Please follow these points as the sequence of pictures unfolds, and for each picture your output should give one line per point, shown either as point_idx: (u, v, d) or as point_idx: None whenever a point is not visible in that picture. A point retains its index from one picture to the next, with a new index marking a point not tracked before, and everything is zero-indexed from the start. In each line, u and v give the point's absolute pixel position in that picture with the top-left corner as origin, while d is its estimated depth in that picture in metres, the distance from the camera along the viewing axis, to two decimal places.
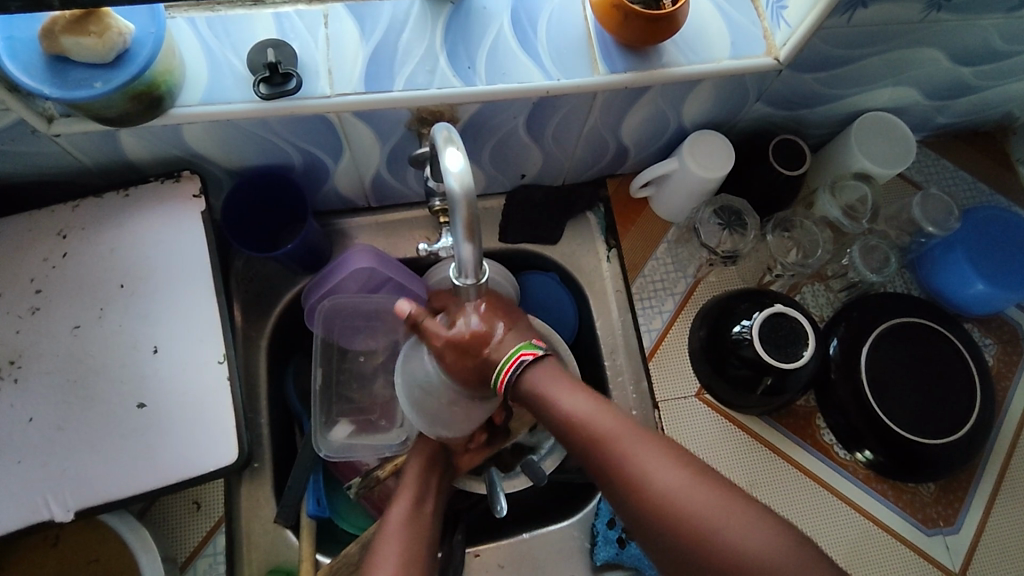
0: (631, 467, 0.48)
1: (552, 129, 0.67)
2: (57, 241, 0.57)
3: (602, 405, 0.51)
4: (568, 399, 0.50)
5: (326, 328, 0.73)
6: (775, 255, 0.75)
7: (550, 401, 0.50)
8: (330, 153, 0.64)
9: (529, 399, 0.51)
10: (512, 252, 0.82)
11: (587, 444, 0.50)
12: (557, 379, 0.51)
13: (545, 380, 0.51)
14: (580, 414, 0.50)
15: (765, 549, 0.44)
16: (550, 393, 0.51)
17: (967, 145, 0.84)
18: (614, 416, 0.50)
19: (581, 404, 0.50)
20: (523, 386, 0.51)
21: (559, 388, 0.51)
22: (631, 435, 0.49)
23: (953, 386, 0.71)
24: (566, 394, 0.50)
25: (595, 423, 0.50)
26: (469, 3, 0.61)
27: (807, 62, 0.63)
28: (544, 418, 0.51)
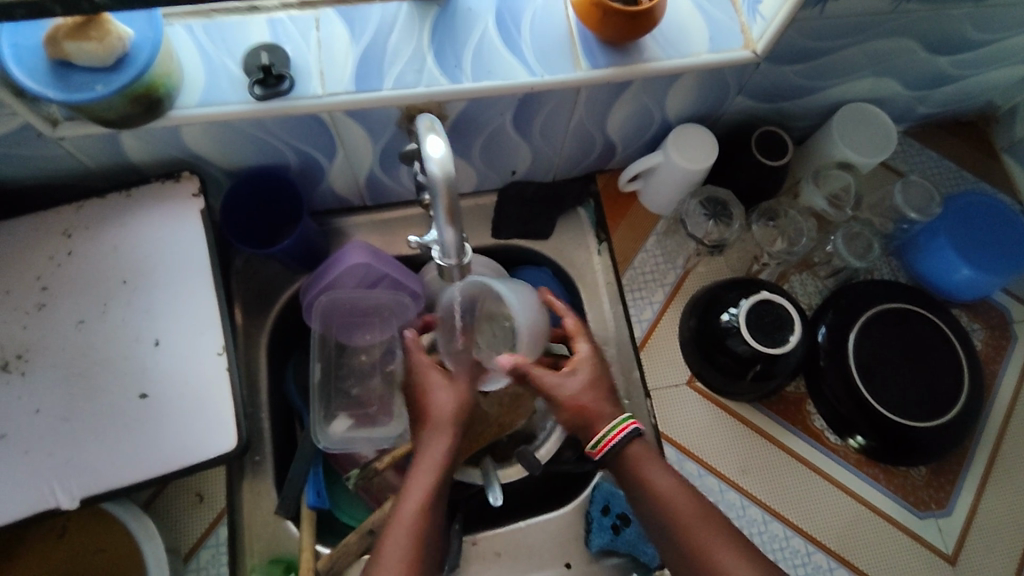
0: (706, 554, 0.54)
1: (539, 126, 0.69)
2: (63, 240, 0.59)
3: (689, 492, 0.58)
4: (662, 477, 0.59)
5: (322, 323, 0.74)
6: (762, 244, 0.77)
7: (648, 479, 0.59)
8: (325, 152, 0.66)
9: (624, 469, 0.60)
10: (506, 247, 0.84)
11: (677, 528, 0.57)
12: (653, 462, 0.60)
13: (646, 456, 0.60)
14: (667, 494, 0.58)
15: None
16: (647, 473, 0.59)
17: (951, 134, 0.86)
18: (696, 506, 0.57)
19: (674, 490, 0.58)
20: (622, 458, 0.60)
21: (655, 471, 0.59)
22: (710, 526, 0.56)
23: (941, 370, 0.72)
24: (659, 472, 0.59)
25: (682, 508, 0.57)
26: (455, 5, 0.64)
27: (784, 54, 0.65)
28: (638, 492, 0.59)
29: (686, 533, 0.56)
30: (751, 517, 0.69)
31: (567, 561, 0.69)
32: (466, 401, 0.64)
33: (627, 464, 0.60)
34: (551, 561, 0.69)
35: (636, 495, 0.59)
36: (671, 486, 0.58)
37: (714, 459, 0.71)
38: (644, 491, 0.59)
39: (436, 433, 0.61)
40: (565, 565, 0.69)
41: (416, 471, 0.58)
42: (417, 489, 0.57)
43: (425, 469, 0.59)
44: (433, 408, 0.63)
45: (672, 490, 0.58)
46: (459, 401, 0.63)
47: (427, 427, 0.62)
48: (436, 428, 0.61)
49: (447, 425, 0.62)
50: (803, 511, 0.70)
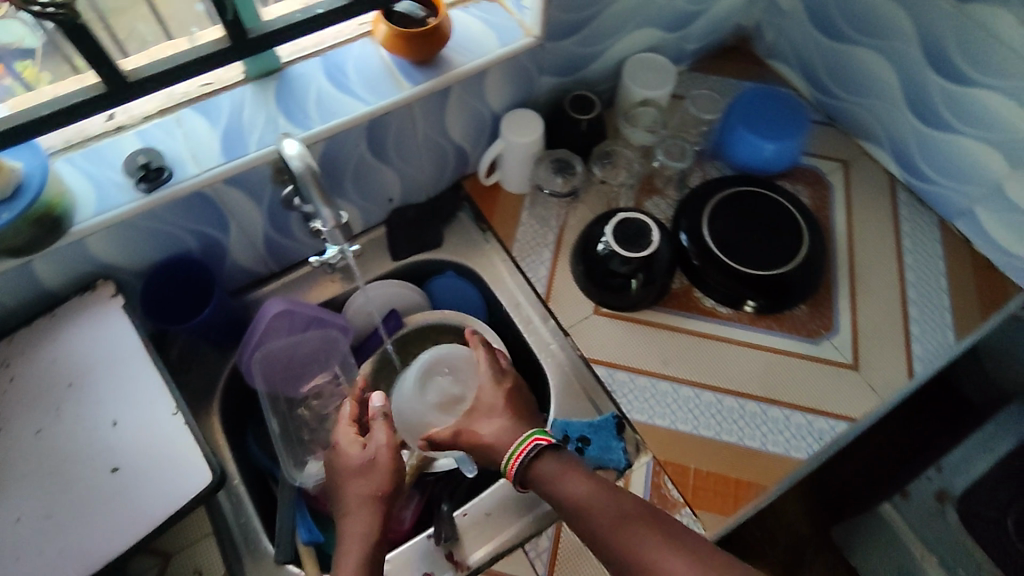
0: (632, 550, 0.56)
1: (392, 148, 0.82)
2: (2, 371, 0.65)
3: (608, 492, 0.60)
4: (578, 486, 0.61)
5: (267, 377, 0.82)
6: (610, 180, 0.92)
7: (564, 491, 0.61)
8: (220, 227, 0.76)
9: (546, 484, 0.62)
10: (408, 266, 0.94)
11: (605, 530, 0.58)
12: (571, 472, 0.62)
13: (556, 467, 0.63)
14: (586, 500, 0.60)
15: None
16: (564, 484, 0.61)
17: (722, 59, 1.06)
18: (614, 503, 0.59)
19: (589, 496, 0.60)
20: (541, 473, 0.63)
21: (571, 480, 0.61)
22: (631, 526, 0.57)
23: (783, 225, 0.87)
24: (575, 481, 0.61)
25: (603, 512, 0.59)
26: (288, 74, 0.76)
27: (557, 31, 0.81)
28: (562, 507, 0.61)
29: (610, 536, 0.57)
30: (685, 395, 0.79)
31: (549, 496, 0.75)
32: (384, 478, 0.65)
33: (545, 475, 0.63)
34: (537, 500, 0.75)
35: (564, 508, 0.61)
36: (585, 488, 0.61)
37: (638, 362, 0.81)
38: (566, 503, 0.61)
39: (358, 515, 0.64)
40: (550, 498, 0.75)
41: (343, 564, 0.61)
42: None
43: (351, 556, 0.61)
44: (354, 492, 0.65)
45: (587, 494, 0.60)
46: (379, 484, 0.65)
47: (350, 513, 0.64)
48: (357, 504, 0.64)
49: (372, 512, 0.64)
50: (725, 377, 0.80)
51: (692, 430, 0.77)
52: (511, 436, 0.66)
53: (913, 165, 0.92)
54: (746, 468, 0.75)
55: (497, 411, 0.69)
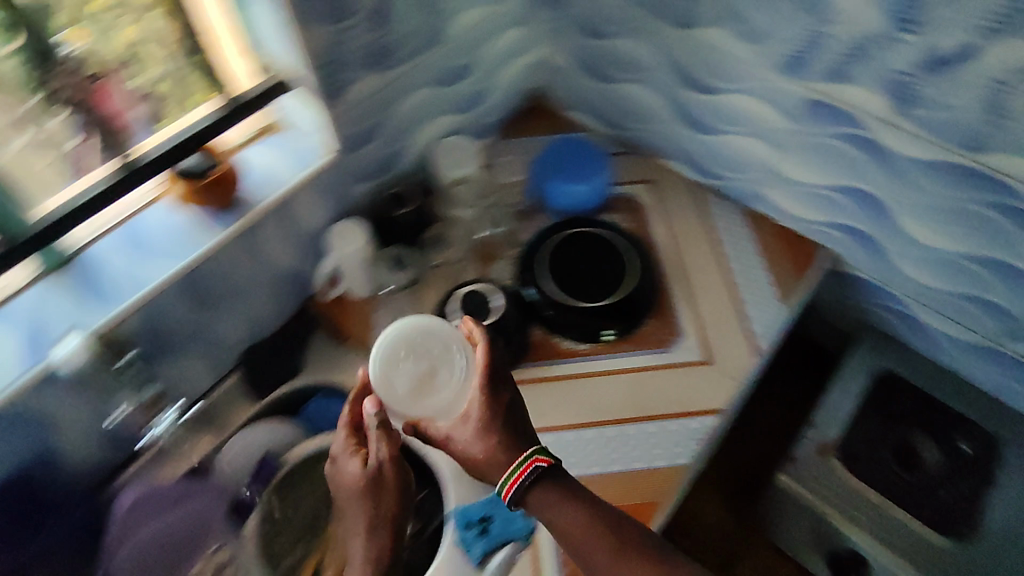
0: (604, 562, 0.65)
1: (218, 294, 0.81)
2: None
3: (597, 524, 0.67)
4: (572, 521, 0.67)
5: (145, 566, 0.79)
6: (448, 259, 0.96)
7: (556, 524, 0.68)
8: (49, 432, 0.72)
9: (534, 504, 0.69)
10: (272, 402, 0.90)
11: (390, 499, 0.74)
12: (565, 504, 0.68)
13: (551, 493, 0.69)
14: (579, 524, 0.67)
15: None
16: (557, 516, 0.68)
17: (526, 120, 1.15)
18: (604, 534, 0.67)
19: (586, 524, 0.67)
20: (535, 505, 0.69)
21: (565, 510, 0.68)
22: (623, 555, 0.65)
23: (609, 256, 0.95)
24: (566, 512, 0.68)
25: (595, 545, 0.66)
26: (85, 256, 0.74)
27: (354, 142, 0.85)
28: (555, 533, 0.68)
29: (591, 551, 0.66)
30: (569, 441, 0.82)
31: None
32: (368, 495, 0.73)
33: (541, 495, 0.69)
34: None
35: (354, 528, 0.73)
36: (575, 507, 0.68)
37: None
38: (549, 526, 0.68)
39: (354, 523, 0.73)
40: None
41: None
42: None
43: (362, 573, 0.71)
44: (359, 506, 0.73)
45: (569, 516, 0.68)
46: (485, 412, 0.74)
47: (357, 526, 0.73)
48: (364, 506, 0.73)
49: (488, 439, 0.73)
50: (601, 410, 0.84)
51: (584, 470, 0.80)
52: (496, 465, 0.73)
53: (711, 169, 1.03)
54: (637, 492, 0.78)
55: (477, 421, 0.74)
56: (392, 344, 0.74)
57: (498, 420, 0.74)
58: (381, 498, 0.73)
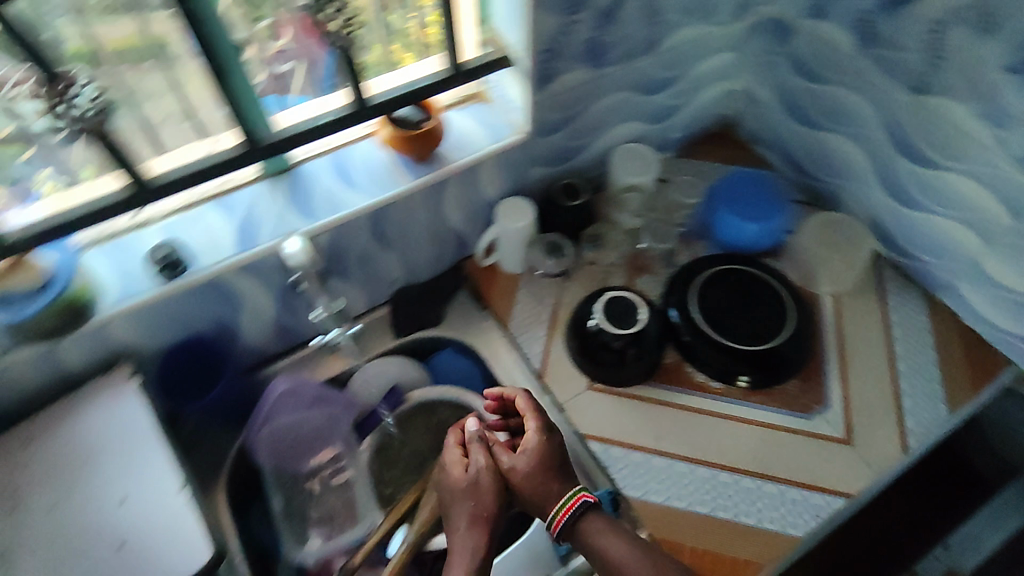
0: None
1: (393, 233, 0.88)
2: (22, 449, 0.69)
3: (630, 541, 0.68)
4: (617, 546, 0.67)
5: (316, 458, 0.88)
6: (598, 261, 0.97)
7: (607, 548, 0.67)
8: (233, 310, 0.81)
9: (578, 530, 0.70)
10: (408, 344, 0.98)
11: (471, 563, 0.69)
12: (603, 527, 0.69)
13: (602, 524, 0.69)
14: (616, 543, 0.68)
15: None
16: (605, 542, 0.68)
17: (709, 144, 1.12)
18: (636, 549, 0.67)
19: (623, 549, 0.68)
20: (588, 535, 0.69)
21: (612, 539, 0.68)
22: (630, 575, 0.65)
23: (770, 305, 0.90)
24: (616, 541, 0.67)
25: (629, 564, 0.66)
26: (300, 171, 0.82)
27: (545, 127, 0.89)
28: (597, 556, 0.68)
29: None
30: (679, 470, 0.81)
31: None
32: (490, 497, 0.72)
33: (578, 517, 0.70)
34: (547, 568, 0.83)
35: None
36: (592, 525, 0.69)
37: (655, 443, 0.83)
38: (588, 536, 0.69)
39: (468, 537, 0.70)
40: None
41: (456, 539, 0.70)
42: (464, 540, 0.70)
43: (461, 535, 0.71)
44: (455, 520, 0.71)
45: (586, 521, 0.70)
46: (540, 462, 0.72)
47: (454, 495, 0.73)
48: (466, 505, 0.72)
49: (544, 478, 0.72)
50: (721, 452, 0.82)
51: (686, 503, 0.79)
52: (552, 494, 0.71)
53: (895, 243, 0.96)
54: (739, 546, 0.76)
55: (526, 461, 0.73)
56: (820, 228, 0.99)
57: (558, 462, 0.73)
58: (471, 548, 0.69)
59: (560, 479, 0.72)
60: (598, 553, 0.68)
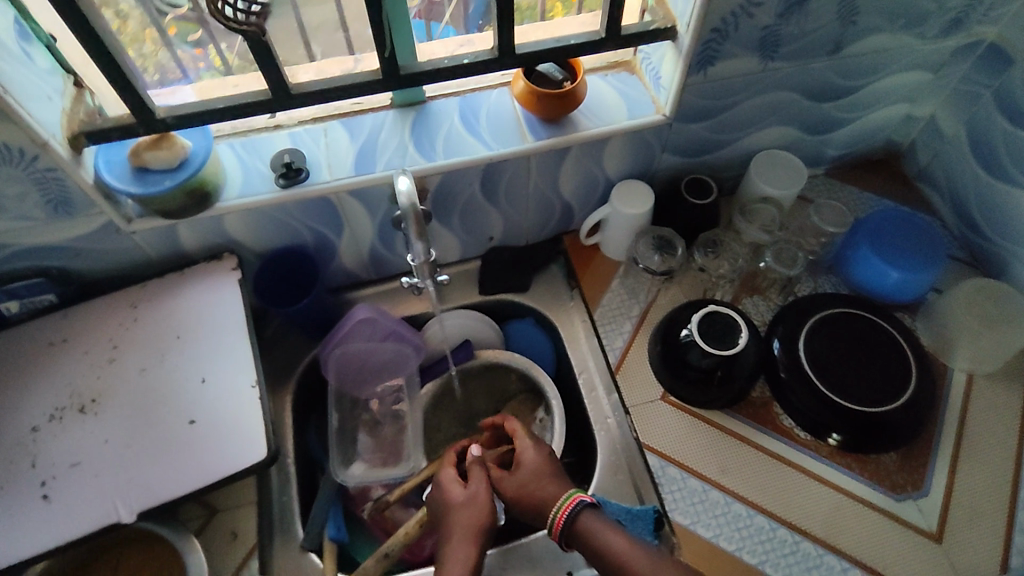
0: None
1: (503, 191, 0.85)
2: (130, 310, 0.75)
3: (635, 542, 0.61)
4: (620, 541, 0.60)
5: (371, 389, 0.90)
6: (710, 271, 0.89)
7: (607, 546, 0.61)
8: (335, 229, 0.83)
9: (579, 540, 0.63)
10: (491, 303, 0.97)
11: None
12: (604, 523, 0.63)
13: (598, 521, 0.63)
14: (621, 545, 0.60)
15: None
16: (604, 538, 0.61)
17: (866, 172, 1.00)
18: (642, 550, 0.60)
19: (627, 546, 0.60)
20: (584, 540, 0.62)
21: (611, 534, 0.61)
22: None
23: (889, 366, 0.80)
24: (614, 535, 0.61)
25: (634, 562, 0.59)
26: (428, 109, 0.83)
27: (689, 113, 0.82)
28: (598, 560, 0.61)
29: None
30: (736, 512, 0.75)
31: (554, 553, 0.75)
32: (486, 513, 0.67)
33: (577, 525, 0.63)
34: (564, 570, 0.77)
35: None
36: (590, 525, 0.63)
37: (717, 475, 0.77)
38: (590, 543, 0.62)
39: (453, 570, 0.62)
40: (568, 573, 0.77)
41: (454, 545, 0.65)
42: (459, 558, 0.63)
43: (461, 539, 0.65)
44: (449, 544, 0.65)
45: (585, 522, 0.63)
46: (535, 469, 0.70)
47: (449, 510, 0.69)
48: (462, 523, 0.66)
49: (543, 485, 0.68)
50: (789, 506, 0.75)
51: (734, 546, 0.73)
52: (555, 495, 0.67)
53: None
54: None
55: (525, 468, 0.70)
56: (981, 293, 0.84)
57: (552, 471, 0.70)
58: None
59: (549, 480, 0.68)
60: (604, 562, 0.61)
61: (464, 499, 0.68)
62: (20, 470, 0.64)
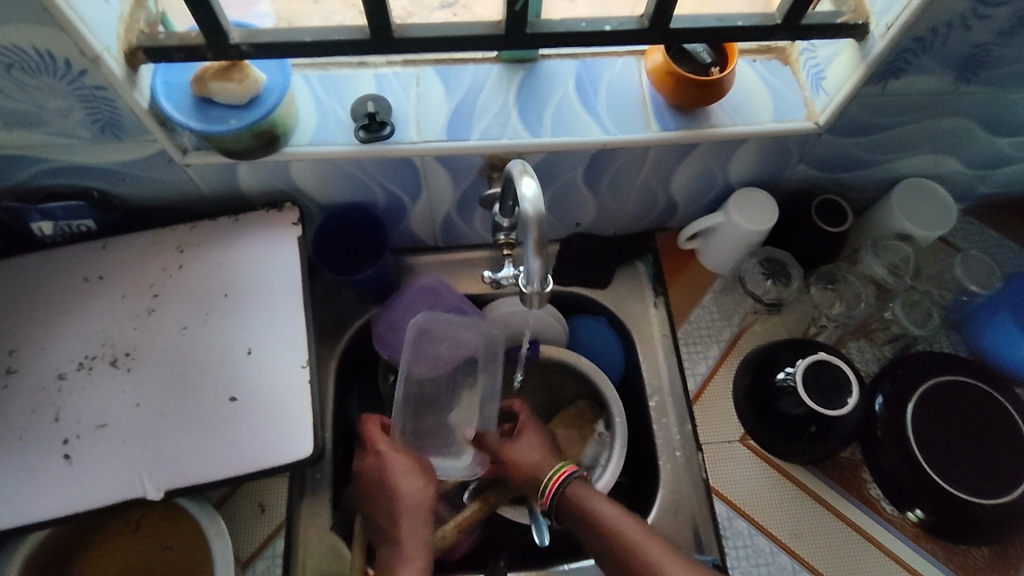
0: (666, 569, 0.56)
1: (607, 180, 0.74)
2: (176, 254, 0.66)
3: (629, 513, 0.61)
4: (612, 509, 0.61)
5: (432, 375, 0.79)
6: (820, 306, 0.79)
7: (596, 512, 0.61)
8: (410, 193, 0.72)
9: (572, 511, 0.63)
10: (561, 295, 0.87)
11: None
12: (596, 493, 0.63)
13: (589, 489, 0.64)
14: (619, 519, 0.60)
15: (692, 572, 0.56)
16: (595, 505, 0.62)
17: (1015, 217, 0.87)
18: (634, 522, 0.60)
19: (622, 517, 0.60)
20: (573, 506, 0.63)
21: (601, 502, 0.62)
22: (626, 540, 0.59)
23: (1003, 452, 0.69)
24: (604, 503, 0.62)
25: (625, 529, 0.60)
26: (539, 70, 0.70)
27: (845, 127, 0.69)
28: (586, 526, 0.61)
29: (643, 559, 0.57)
30: None
31: None
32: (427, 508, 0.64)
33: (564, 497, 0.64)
34: None
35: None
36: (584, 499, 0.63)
37: (789, 538, 0.71)
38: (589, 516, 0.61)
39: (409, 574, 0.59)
40: None
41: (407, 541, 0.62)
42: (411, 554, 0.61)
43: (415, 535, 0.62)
44: (399, 547, 0.62)
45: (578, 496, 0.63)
46: (535, 444, 0.70)
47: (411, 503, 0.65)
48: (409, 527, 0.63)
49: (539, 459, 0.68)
50: None
51: None
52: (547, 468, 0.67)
53: None
54: None
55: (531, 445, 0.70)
56: None
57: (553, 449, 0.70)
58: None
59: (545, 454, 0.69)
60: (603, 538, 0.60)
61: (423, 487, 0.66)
62: (44, 422, 0.59)
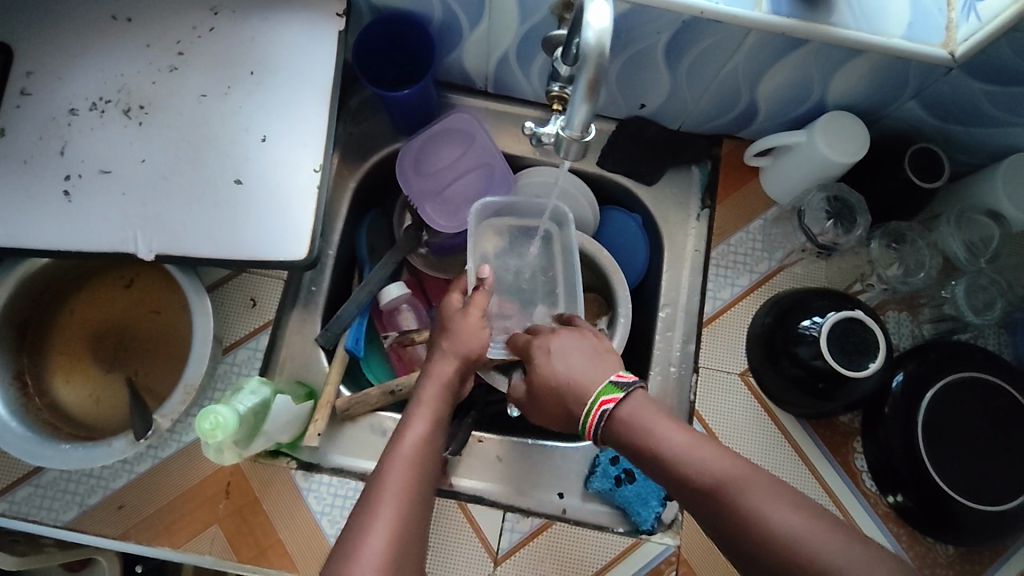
0: (766, 516, 0.45)
1: (691, 60, 0.65)
2: (209, 16, 0.61)
3: (715, 444, 0.51)
4: (666, 426, 0.52)
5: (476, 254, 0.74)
6: (876, 264, 0.73)
7: (653, 434, 0.52)
8: (471, 17, 0.64)
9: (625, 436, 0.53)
10: (603, 180, 0.81)
11: (415, 486, 0.51)
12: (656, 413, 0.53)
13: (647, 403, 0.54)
14: None
15: (815, 532, 0.44)
16: (651, 425, 0.52)
17: None
18: (727, 458, 0.49)
19: (683, 444, 0.51)
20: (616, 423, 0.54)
21: (660, 422, 0.52)
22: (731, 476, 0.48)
23: (1014, 466, 0.65)
24: (668, 427, 0.52)
25: (713, 465, 0.49)
26: None
27: (983, 68, 0.58)
28: (642, 449, 0.52)
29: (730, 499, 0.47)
30: None
31: (556, 472, 0.70)
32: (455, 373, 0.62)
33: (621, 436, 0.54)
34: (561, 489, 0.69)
35: (364, 515, 0.49)
36: (819, 546, 0.43)
37: None
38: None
39: (412, 434, 0.55)
40: (557, 495, 0.69)
41: (415, 409, 0.58)
42: (417, 424, 0.56)
43: (426, 406, 0.58)
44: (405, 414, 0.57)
45: (791, 535, 0.44)
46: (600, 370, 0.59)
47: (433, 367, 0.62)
48: (432, 394, 0.59)
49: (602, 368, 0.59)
50: None
51: None
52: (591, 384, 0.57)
53: None
54: None
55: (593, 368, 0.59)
56: None
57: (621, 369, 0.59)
58: (423, 454, 0.54)
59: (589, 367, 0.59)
60: (689, 483, 0.49)
61: (459, 362, 0.63)
62: (48, 153, 0.57)
